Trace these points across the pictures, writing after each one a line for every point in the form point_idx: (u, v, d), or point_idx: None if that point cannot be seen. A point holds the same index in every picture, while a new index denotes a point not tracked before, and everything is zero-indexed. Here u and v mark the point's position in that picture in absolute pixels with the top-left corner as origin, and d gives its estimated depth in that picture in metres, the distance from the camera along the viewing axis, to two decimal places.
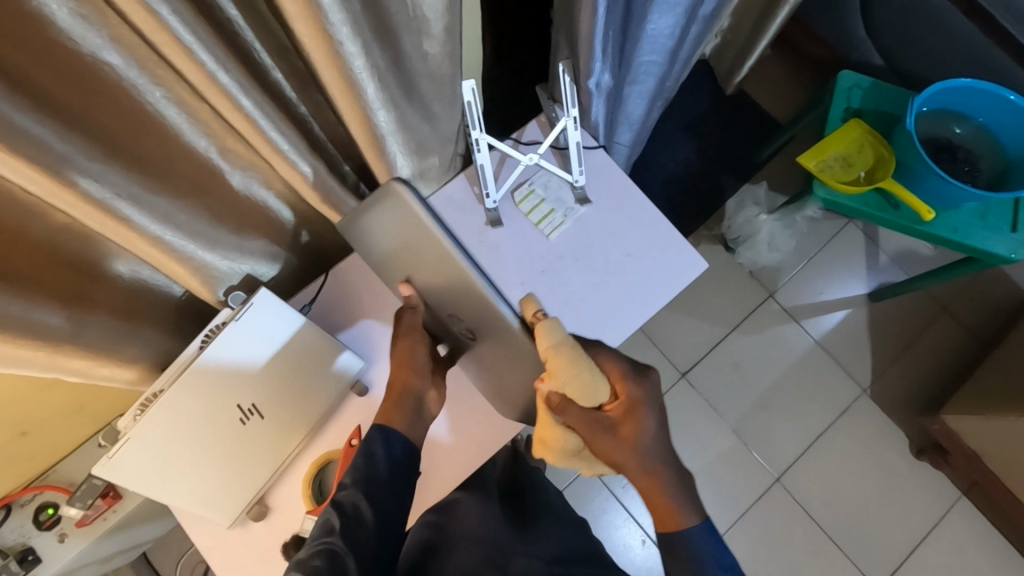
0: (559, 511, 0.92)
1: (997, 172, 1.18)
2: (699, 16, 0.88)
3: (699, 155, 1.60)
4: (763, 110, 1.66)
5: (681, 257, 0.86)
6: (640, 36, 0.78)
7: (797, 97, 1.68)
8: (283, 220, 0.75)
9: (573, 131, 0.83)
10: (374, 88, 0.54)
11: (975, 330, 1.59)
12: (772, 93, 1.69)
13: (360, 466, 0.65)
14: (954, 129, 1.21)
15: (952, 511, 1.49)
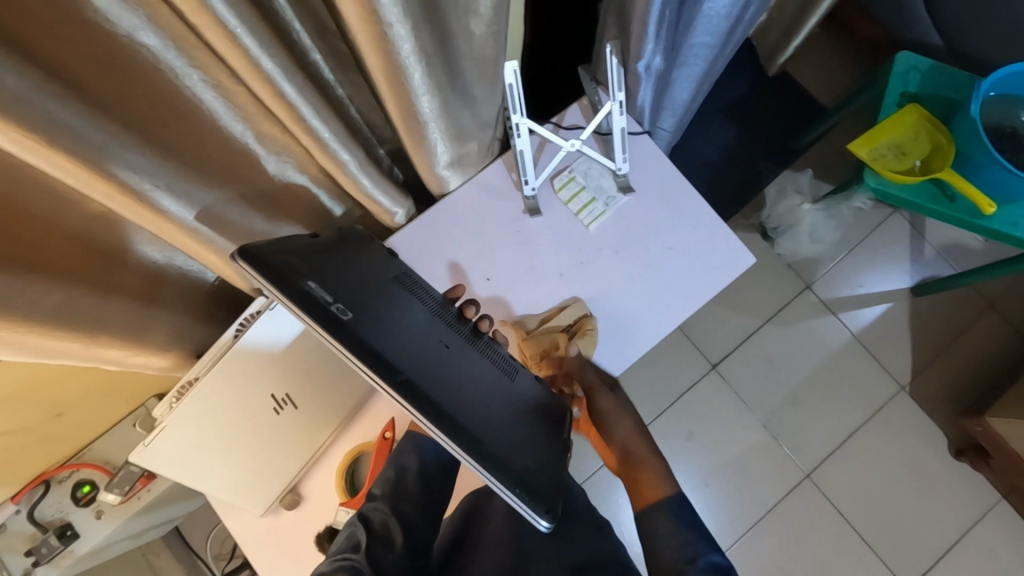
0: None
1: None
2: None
3: (738, 140, 1.54)
4: (808, 92, 1.58)
5: (728, 252, 0.82)
6: (695, 15, 0.73)
7: (845, 79, 1.60)
8: (318, 205, 0.72)
9: (618, 116, 0.79)
10: (419, 73, 0.51)
11: None
12: (818, 75, 1.60)
13: (388, 480, 0.69)
14: (1021, 117, 1.13)
15: (989, 515, 1.44)
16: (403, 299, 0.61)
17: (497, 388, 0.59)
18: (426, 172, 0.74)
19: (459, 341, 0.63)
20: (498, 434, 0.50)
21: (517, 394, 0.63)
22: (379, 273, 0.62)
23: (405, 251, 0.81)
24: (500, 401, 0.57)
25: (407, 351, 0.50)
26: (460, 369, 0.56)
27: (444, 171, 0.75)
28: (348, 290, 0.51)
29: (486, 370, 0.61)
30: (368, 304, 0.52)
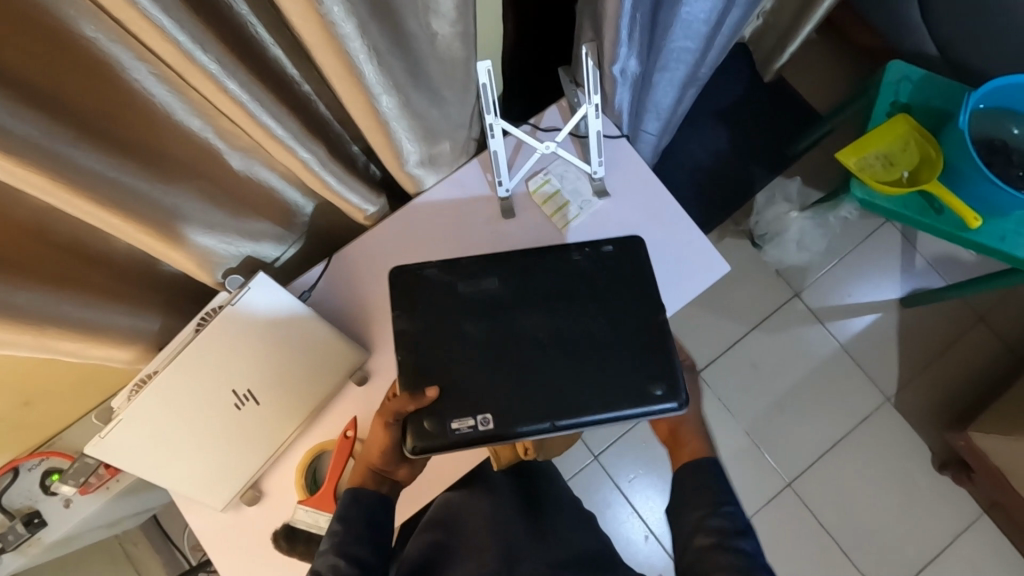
0: (563, 511, 0.90)
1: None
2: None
3: (730, 145, 1.53)
4: (803, 98, 1.57)
5: (703, 259, 0.81)
6: (672, 18, 0.72)
7: (841, 86, 1.59)
8: (286, 200, 0.72)
9: (594, 119, 0.78)
10: (375, 71, 0.50)
11: (1013, 343, 1.50)
12: (814, 81, 1.59)
13: (337, 530, 0.66)
14: (1011, 130, 1.11)
15: (970, 529, 1.44)
16: (466, 305, 0.70)
17: (564, 346, 0.68)
18: (398, 172, 0.74)
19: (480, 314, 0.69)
20: (584, 403, 0.66)
21: (586, 315, 0.69)
22: (448, 284, 0.70)
23: (377, 249, 0.81)
24: (567, 333, 0.67)
25: (489, 403, 0.66)
26: (533, 349, 0.68)
27: (416, 170, 0.75)
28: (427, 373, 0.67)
29: (553, 326, 0.68)
30: (443, 369, 0.67)
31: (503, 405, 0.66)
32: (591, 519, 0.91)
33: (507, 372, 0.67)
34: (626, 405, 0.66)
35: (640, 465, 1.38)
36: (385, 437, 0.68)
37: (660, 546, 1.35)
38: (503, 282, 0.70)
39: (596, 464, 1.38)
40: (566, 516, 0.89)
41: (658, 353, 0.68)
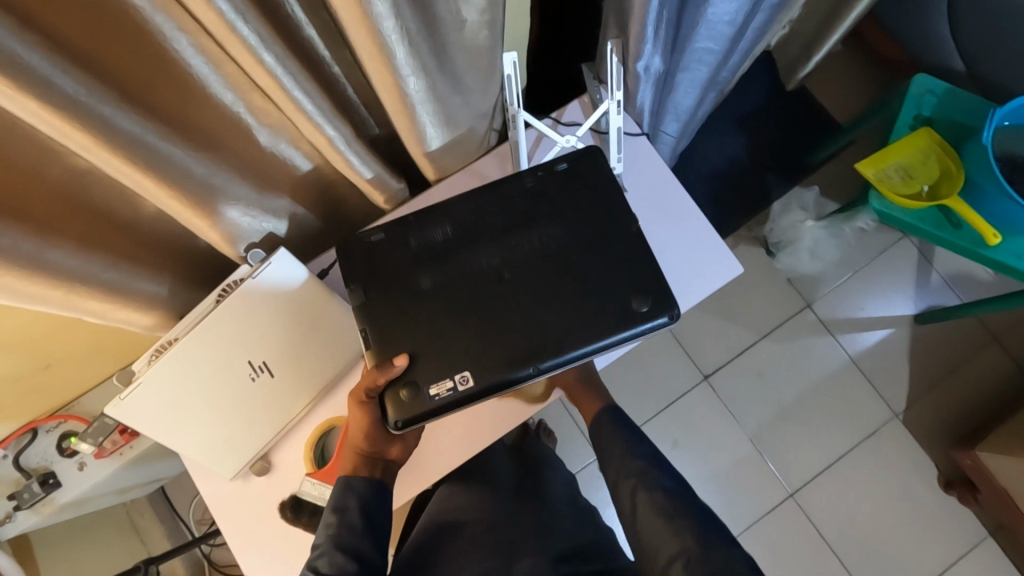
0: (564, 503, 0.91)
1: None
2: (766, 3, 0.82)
3: (749, 152, 1.53)
4: (825, 109, 1.57)
5: (716, 261, 0.82)
6: (698, 19, 0.73)
7: (864, 99, 1.58)
8: (309, 180, 0.74)
9: (615, 116, 0.79)
10: (404, 53, 0.52)
11: None
12: (837, 93, 1.59)
13: (333, 522, 0.67)
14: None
15: (974, 551, 1.42)
16: (422, 258, 0.70)
17: (531, 287, 0.68)
18: (419, 157, 0.76)
19: (445, 273, 0.69)
20: (568, 337, 0.66)
21: (551, 246, 0.69)
22: (399, 241, 0.70)
23: None
24: (541, 272, 0.68)
25: (463, 357, 0.66)
26: (506, 292, 0.68)
27: (436, 156, 0.76)
28: (390, 342, 0.67)
29: (524, 270, 0.68)
30: (404, 332, 0.67)
31: (479, 358, 0.66)
32: (591, 513, 0.92)
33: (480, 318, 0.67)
34: (608, 331, 0.66)
35: None
36: (365, 416, 0.69)
37: None
38: (457, 230, 0.70)
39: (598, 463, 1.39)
40: (566, 508, 0.90)
41: (636, 264, 0.68)
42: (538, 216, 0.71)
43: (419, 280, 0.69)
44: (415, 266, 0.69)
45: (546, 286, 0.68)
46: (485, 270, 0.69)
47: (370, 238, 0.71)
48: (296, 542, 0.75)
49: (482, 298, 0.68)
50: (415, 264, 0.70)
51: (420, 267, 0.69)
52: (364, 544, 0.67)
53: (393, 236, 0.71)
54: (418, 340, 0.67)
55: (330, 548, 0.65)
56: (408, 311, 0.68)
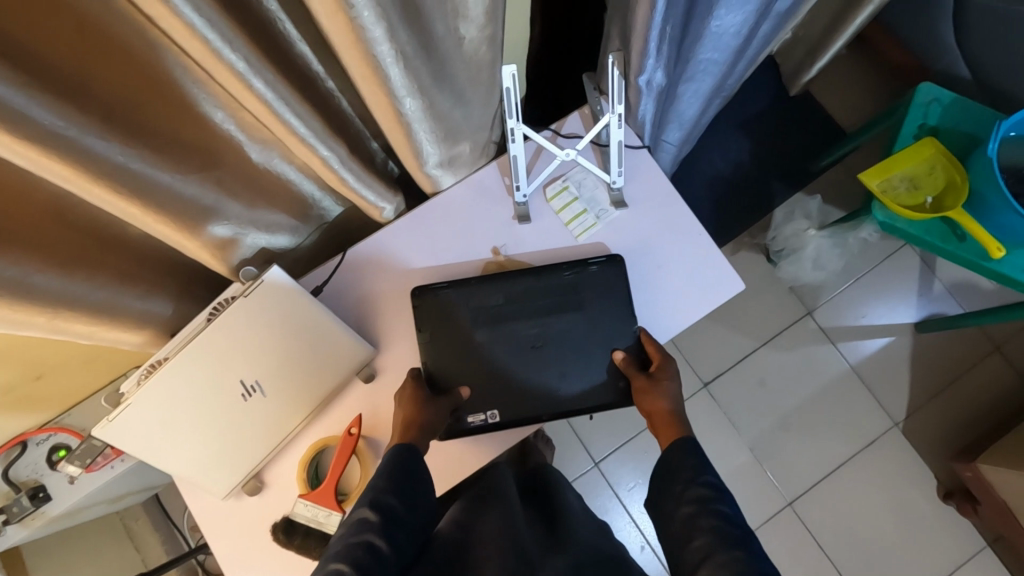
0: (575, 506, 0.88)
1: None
2: (772, 11, 0.80)
3: (751, 157, 1.51)
4: (829, 114, 1.55)
5: (717, 277, 0.81)
6: (703, 30, 0.71)
7: (868, 103, 1.56)
8: (305, 194, 0.73)
9: (616, 129, 0.77)
10: (400, 73, 0.50)
11: None
12: (840, 97, 1.57)
13: (378, 477, 0.67)
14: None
15: (972, 561, 1.42)
16: (477, 317, 0.77)
17: (561, 350, 0.77)
18: (416, 171, 0.74)
19: (498, 328, 0.77)
20: (590, 396, 0.77)
21: (579, 324, 0.77)
22: (459, 299, 0.77)
23: (392, 245, 0.81)
24: (571, 341, 0.77)
25: (497, 398, 0.77)
26: (543, 356, 0.77)
27: (434, 171, 0.74)
28: (454, 378, 0.76)
29: (558, 338, 0.77)
30: (467, 373, 0.77)
31: (515, 403, 0.76)
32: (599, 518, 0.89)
33: (522, 373, 0.77)
34: (605, 397, 0.77)
35: (640, 474, 1.38)
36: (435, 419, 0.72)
37: (655, 557, 1.35)
38: (506, 298, 0.77)
39: (596, 471, 1.38)
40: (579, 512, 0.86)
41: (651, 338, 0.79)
42: (573, 294, 0.78)
43: (473, 338, 0.77)
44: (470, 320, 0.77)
45: (575, 350, 0.77)
46: (529, 332, 0.77)
47: (432, 289, 0.77)
48: (289, 562, 0.74)
49: (526, 356, 0.77)
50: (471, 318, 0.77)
51: (473, 321, 0.77)
52: (399, 504, 0.65)
53: (456, 291, 0.77)
54: (474, 386, 0.76)
55: (368, 502, 0.65)
56: (468, 357, 0.77)
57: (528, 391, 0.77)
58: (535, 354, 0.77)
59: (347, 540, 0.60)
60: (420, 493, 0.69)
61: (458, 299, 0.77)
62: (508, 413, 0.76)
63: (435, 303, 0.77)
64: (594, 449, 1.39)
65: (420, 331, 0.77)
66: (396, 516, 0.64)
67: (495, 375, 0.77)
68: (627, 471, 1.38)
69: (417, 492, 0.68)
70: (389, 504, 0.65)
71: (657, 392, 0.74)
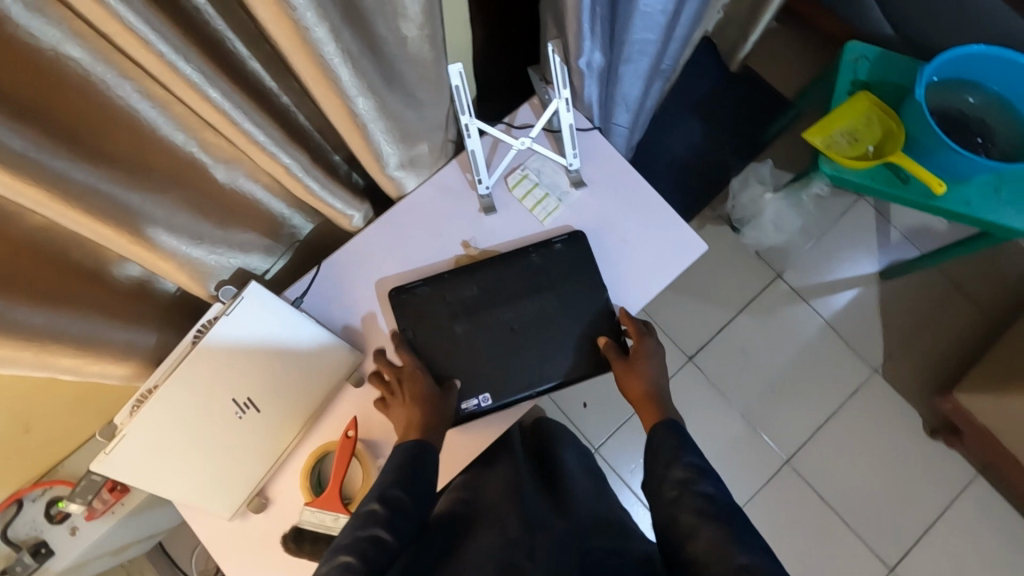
0: (580, 479, 0.90)
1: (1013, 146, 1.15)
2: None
3: (703, 135, 1.57)
4: (770, 85, 1.62)
5: (680, 242, 0.84)
6: (630, 15, 0.75)
7: (805, 72, 1.64)
8: (274, 211, 0.75)
9: (566, 113, 0.82)
10: (349, 74, 0.53)
11: (991, 308, 1.55)
12: (778, 69, 1.64)
13: (386, 471, 0.68)
14: (967, 99, 1.16)
15: (965, 492, 1.48)
16: (455, 308, 0.79)
17: (539, 330, 0.80)
18: (379, 175, 0.77)
19: (476, 317, 0.79)
20: (573, 369, 0.80)
21: (553, 302, 0.80)
22: (435, 294, 0.80)
23: (365, 252, 0.83)
24: (548, 320, 0.80)
25: (485, 383, 0.79)
26: (523, 338, 0.79)
27: (396, 172, 0.77)
28: (440, 370, 0.78)
29: (534, 319, 0.80)
30: (452, 364, 0.78)
31: (502, 386, 0.79)
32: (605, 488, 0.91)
33: (505, 357, 0.79)
34: (588, 368, 0.80)
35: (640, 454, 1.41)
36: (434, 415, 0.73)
37: None
38: (480, 287, 0.80)
39: (597, 457, 1.41)
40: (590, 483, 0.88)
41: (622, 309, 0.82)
42: (543, 274, 0.81)
43: (455, 330, 0.79)
44: (449, 312, 0.79)
45: (553, 328, 0.80)
46: (506, 315, 0.80)
47: (408, 289, 0.80)
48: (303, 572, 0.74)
49: (506, 340, 0.79)
50: (449, 310, 0.79)
51: (452, 313, 0.79)
52: (406, 496, 0.66)
53: (432, 288, 0.80)
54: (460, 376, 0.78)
55: (374, 497, 0.65)
56: (450, 348, 0.79)
57: (513, 373, 0.79)
58: (515, 337, 0.79)
59: (354, 533, 0.61)
60: (426, 486, 0.69)
61: (435, 293, 0.80)
62: (499, 398, 0.78)
63: (412, 300, 0.80)
64: (592, 436, 1.41)
65: (401, 329, 0.79)
66: (402, 509, 0.65)
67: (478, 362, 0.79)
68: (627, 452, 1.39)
69: (424, 486, 0.69)
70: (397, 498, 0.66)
71: (636, 373, 0.77)
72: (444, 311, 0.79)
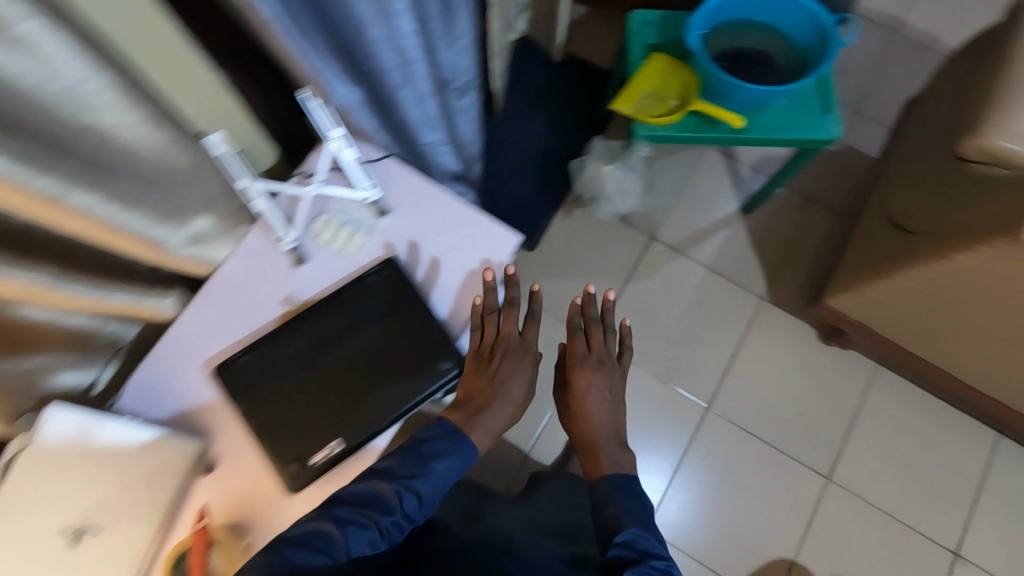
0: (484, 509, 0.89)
1: (795, 66, 1.26)
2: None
3: (547, 129, 1.71)
4: (593, 67, 1.77)
5: (494, 236, 0.87)
6: (364, 47, 0.78)
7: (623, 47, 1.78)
8: (72, 325, 0.83)
9: (346, 150, 0.84)
10: (40, 176, 0.56)
11: (844, 211, 1.69)
12: (597, 50, 1.80)
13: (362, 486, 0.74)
14: (743, 40, 1.29)
15: (873, 385, 1.58)
16: (285, 367, 0.80)
17: (372, 364, 0.81)
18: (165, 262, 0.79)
19: (307, 369, 0.80)
20: (415, 390, 0.80)
21: (380, 333, 0.82)
22: (261, 359, 0.80)
23: (185, 338, 0.83)
24: (380, 351, 0.81)
25: (331, 430, 0.78)
26: (359, 376, 0.80)
27: (186, 250, 0.80)
28: (283, 432, 0.77)
29: (365, 354, 0.81)
30: (293, 422, 0.78)
31: (350, 428, 0.78)
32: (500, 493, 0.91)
33: (347, 398, 0.79)
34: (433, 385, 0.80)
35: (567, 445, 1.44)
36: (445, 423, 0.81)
37: None
38: (305, 339, 0.81)
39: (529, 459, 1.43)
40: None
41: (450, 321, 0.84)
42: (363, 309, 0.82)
43: (288, 387, 0.79)
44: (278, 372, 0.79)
45: (385, 357, 0.81)
46: (336, 358, 0.80)
47: (231, 362, 0.79)
48: None
49: (343, 381, 0.80)
50: (278, 370, 0.79)
51: (282, 372, 0.79)
52: (367, 523, 0.71)
53: (256, 355, 0.80)
54: (303, 431, 0.77)
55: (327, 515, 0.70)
56: (289, 407, 0.78)
57: (358, 411, 0.79)
58: (350, 377, 0.80)
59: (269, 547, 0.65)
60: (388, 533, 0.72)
61: (260, 357, 0.80)
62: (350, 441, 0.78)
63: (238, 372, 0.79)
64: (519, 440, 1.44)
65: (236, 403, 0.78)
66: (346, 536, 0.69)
67: (318, 411, 0.78)
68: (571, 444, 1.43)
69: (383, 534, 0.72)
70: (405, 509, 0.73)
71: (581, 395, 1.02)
72: (271, 372, 0.79)
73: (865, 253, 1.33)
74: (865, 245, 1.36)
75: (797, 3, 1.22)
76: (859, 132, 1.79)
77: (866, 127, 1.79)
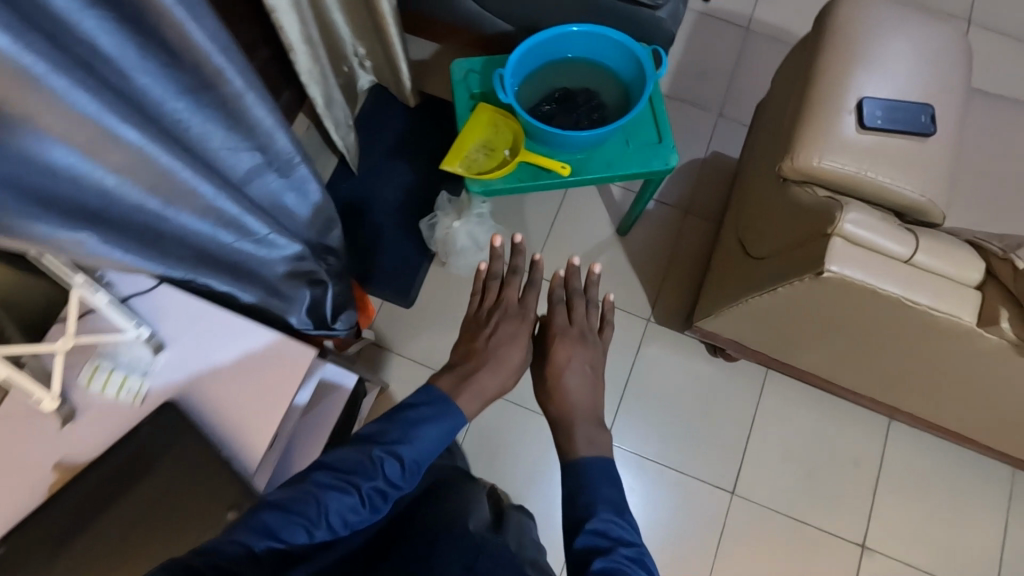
0: None
1: (621, 96, 1.24)
2: (166, 102, 0.77)
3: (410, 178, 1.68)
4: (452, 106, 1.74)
5: (282, 352, 0.90)
6: (62, 181, 0.71)
7: None
8: None
9: (99, 296, 0.82)
10: None
11: (718, 219, 1.71)
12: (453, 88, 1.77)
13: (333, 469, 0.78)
14: (566, 77, 1.26)
15: (767, 388, 1.59)
16: (51, 546, 0.77)
17: (150, 518, 0.81)
18: None
19: (77, 541, 0.78)
20: (198, 535, 0.80)
21: (160, 482, 0.82)
22: (23, 542, 0.77)
23: None
24: (159, 501, 0.81)
25: None
26: (135, 538, 0.79)
27: None
28: None
29: (143, 509, 0.81)
30: None
31: None
32: None
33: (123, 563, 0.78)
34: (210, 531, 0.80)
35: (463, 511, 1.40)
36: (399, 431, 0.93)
37: None
38: (72, 512, 0.79)
39: None
40: None
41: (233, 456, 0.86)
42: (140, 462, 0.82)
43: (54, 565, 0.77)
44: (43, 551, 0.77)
45: (163, 507, 0.81)
46: (111, 519, 0.80)
47: None
48: None
49: (120, 545, 0.79)
50: (42, 551, 0.77)
51: (50, 551, 0.77)
52: (342, 487, 0.76)
53: (14, 541, 0.77)
54: None
55: (310, 480, 0.76)
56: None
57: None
58: (125, 537, 0.79)
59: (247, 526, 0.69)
60: (370, 497, 0.77)
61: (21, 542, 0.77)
62: None
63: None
64: None
65: None
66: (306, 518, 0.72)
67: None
68: (508, 462, 1.53)
69: (366, 498, 0.76)
70: (389, 478, 0.79)
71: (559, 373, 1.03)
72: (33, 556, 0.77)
73: (719, 273, 1.34)
74: (720, 262, 1.36)
75: (612, 38, 1.20)
76: (721, 135, 1.81)
77: (727, 129, 1.82)
